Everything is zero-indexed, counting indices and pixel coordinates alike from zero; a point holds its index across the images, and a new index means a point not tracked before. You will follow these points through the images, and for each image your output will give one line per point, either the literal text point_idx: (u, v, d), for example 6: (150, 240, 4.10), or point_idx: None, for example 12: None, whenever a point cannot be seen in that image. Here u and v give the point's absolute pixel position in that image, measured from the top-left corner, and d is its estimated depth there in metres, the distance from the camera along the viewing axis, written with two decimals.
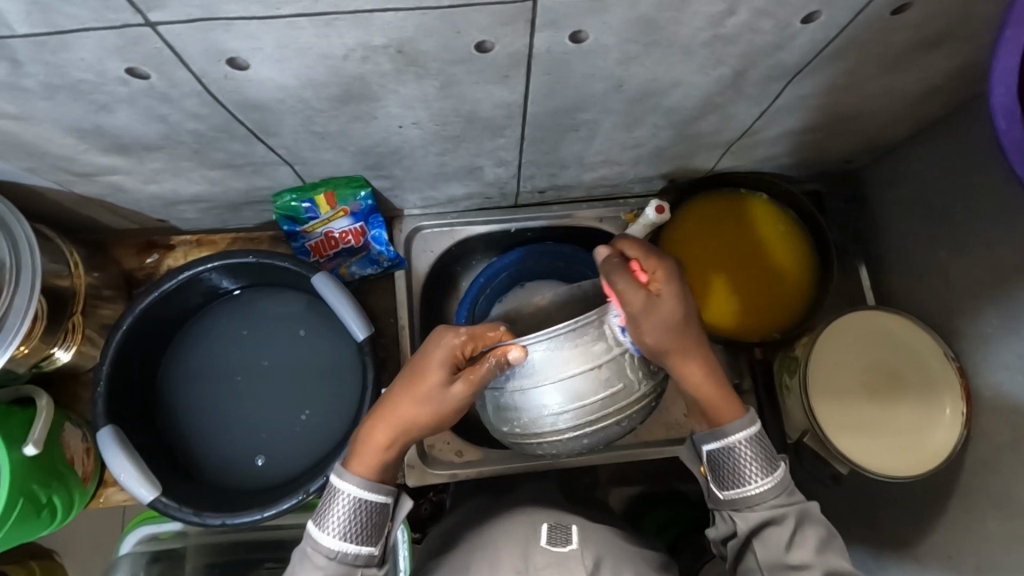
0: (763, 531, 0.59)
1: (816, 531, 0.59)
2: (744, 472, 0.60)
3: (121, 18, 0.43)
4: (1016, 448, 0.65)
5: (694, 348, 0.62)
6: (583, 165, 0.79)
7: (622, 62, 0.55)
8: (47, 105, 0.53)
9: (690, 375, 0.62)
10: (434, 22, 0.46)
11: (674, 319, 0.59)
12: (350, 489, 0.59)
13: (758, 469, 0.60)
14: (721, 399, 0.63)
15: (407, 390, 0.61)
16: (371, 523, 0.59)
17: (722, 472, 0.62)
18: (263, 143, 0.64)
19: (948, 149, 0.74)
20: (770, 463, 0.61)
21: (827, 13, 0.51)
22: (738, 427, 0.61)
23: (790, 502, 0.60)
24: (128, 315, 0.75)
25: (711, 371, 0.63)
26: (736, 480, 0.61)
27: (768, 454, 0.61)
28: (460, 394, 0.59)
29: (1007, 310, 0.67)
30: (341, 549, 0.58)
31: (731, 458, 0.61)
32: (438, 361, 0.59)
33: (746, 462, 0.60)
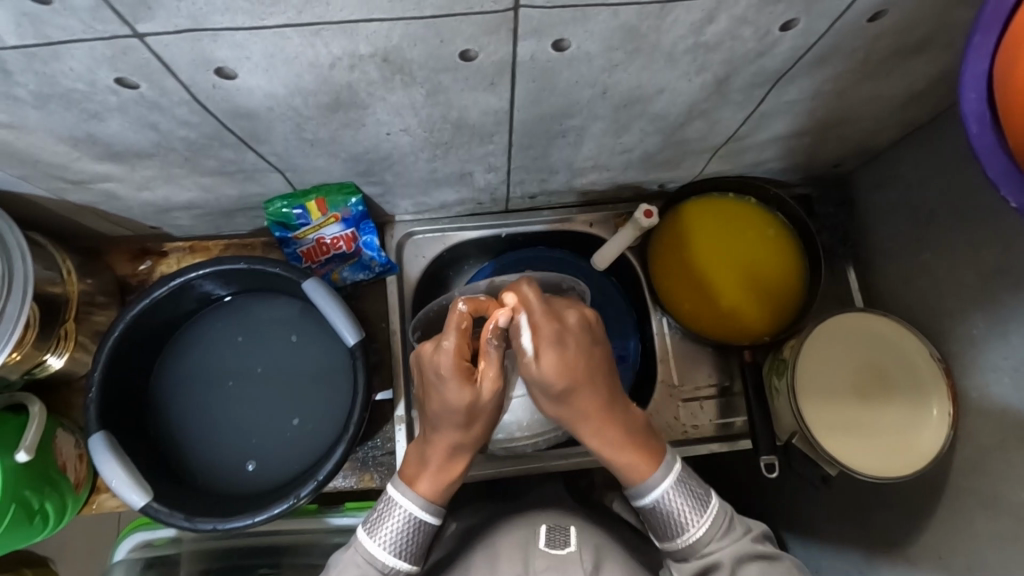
0: None
1: (757, 568, 0.60)
2: (674, 524, 0.62)
3: (111, 29, 0.44)
4: (1002, 450, 0.66)
5: (588, 411, 0.62)
6: (572, 171, 0.79)
7: (607, 69, 0.56)
8: (39, 114, 0.54)
9: (592, 441, 0.63)
10: (419, 31, 0.47)
11: (558, 383, 0.60)
12: (409, 508, 0.62)
13: (692, 516, 0.61)
14: (624, 467, 0.62)
15: (442, 417, 0.62)
16: (421, 542, 0.63)
17: (656, 523, 0.63)
18: (253, 151, 0.65)
19: (933, 152, 0.74)
20: (701, 508, 0.62)
21: (806, 21, 0.52)
22: (650, 488, 0.62)
23: (727, 544, 0.61)
24: (120, 322, 0.75)
25: (608, 432, 0.62)
26: (670, 531, 0.62)
27: (698, 494, 0.62)
28: (490, 389, 0.61)
29: (993, 313, 0.68)
30: (393, 565, 0.62)
31: (662, 510, 0.62)
32: (454, 380, 0.60)
33: (676, 511, 0.62)
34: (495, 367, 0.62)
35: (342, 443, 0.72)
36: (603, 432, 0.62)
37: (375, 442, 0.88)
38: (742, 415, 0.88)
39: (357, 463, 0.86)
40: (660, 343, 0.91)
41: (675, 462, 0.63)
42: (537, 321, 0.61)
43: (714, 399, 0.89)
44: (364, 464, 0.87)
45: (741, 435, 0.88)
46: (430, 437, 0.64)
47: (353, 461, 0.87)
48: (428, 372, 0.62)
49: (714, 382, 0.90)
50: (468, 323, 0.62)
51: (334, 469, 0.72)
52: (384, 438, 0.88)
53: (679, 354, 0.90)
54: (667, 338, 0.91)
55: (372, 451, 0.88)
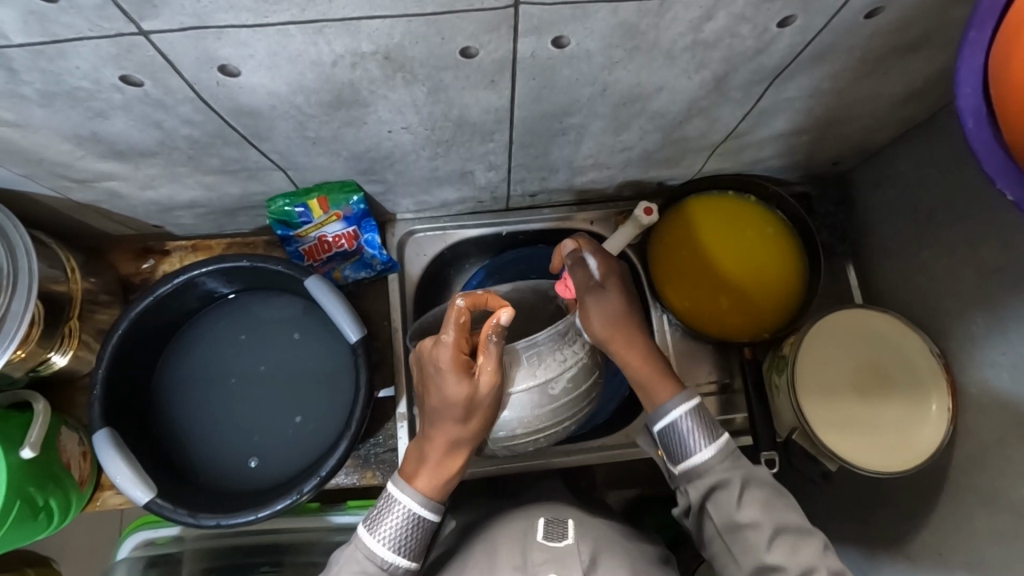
0: (713, 495, 0.63)
1: (763, 490, 0.63)
2: (688, 442, 0.65)
3: (116, 27, 0.44)
4: (1001, 444, 0.66)
5: (632, 333, 0.70)
6: (572, 169, 0.80)
7: (607, 66, 0.56)
8: (44, 112, 0.54)
9: (628, 362, 0.69)
10: (420, 29, 0.48)
11: (616, 307, 0.69)
12: (409, 504, 0.63)
13: (704, 436, 0.65)
14: (656, 385, 0.68)
15: (441, 411, 0.63)
16: (421, 539, 0.63)
17: (671, 447, 0.66)
18: (255, 149, 0.65)
19: (931, 149, 0.75)
20: (714, 431, 0.65)
21: (804, 18, 0.53)
22: (672, 407, 0.66)
23: (736, 467, 0.64)
24: (123, 319, 0.76)
25: (647, 359, 0.69)
26: (683, 451, 0.65)
27: (710, 419, 0.66)
28: (489, 381, 0.62)
29: (992, 308, 0.68)
30: (392, 561, 0.62)
31: (677, 431, 0.65)
32: (452, 374, 0.61)
33: (691, 432, 0.65)
34: (494, 362, 0.62)
35: (345, 439, 0.72)
36: (643, 357, 0.69)
37: (376, 440, 0.88)
38: (743, 412, 0.89)
39: (359, 460, 0.87)
40: (661, 341, 0.91)
41: (695, 394, 0.67)
42: (601, 256, 0.70)
43: (715, 396, 0.90)
44: (365, 462, 0.87)
45: (742, 431, 0.88)
46: (429, 432, 0.65)
47: (355, 459, 0.88)
48: (429, 368, 0.62)
49: (714, 378, 0.90)
50: (466, 318, 0.62)
51: (337, 466, 0.72)
52: (386, 436, 0.88)
53: (679, 352, 0.91)
54: (667, 336, 0.91)
55: (374, 448, 0.88)
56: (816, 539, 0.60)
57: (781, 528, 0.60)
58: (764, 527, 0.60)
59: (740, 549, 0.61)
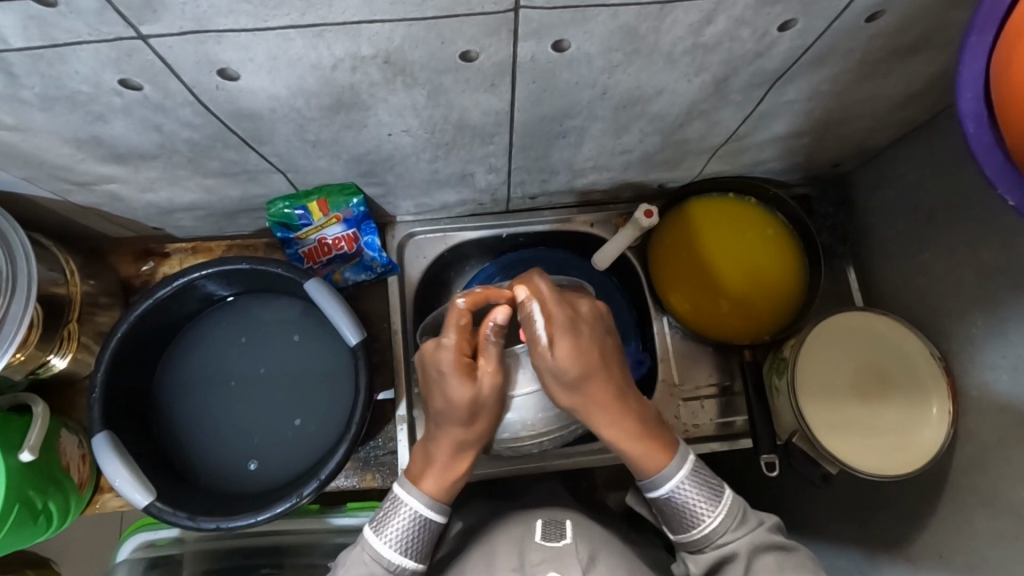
0: (718, 570, 0.61)
1: (770, 557, 0.60)
2: (689, 515, 0.62)
3: (116, 31, 0.44)
4: (1001, 447, 0.66)
5: (600, 399, 0.63)
6: (572, 171, 0.80)
7: (606, 70, 0.56)
8: (44, 116, 0.54)
9: (604, 431, 0.64)
10: (420, 34, 0.48)
11: (572, 375, 0.61)
12: (415, 506, 0.63)
13: (705, 507, 0.62)
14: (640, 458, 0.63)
15: (445, 414, 0.63)
16: (427, 542, 0.63)
17: (670, 517, 0.64)
18: (255, 152, 0.65)
19: (931, 152, 0.75)
20: (715, 498, 0.62)
21: (803, 21, 0.53)
22: (662, 481, 0.62)
23: (741, 533, 0.61)
24: (123, 321, 0.76)
25: (624, 423, 0.63)
26: (683, 526, 0.63)
27: (711, 487, 0.63)
28: (490, 381, 0.63)
29: (993, 311, 0.68)
30: (400, 563, 0.61)
31: (674, 503, 0.63)
32: (454, 376, 0.62)
33: (690, 503, 0.62)
34: (494, 362, 0.63)
35: (345, 442, 0.72)
36: (620, 423, 0.63)
37: (376, 442, 0.88)
38: (743, 415, 0.89)
39: (359, 463, 0.87)
40: (661, 343, 0.91)
41: (690, 454, 0.64)
42: (553, 313, 0.63)
43: (715, 398, 0.90)
44: (365, 464, 0.87)
45: (742, 434, 0.88)
46: (435, 434, 0.65)
47: (355, 461, 0.88)
48: (431, 371, 0.63)
49: (714, 381, 0.90)
50: (466, 319, 0.63)
51: (336, 469, 0.72)
52: (386, 438, 0.88)
53: (679, 354, 0.91)
54: (667, 338, 0.91)
55: (374, 450, 0.88)
56: None
57: None
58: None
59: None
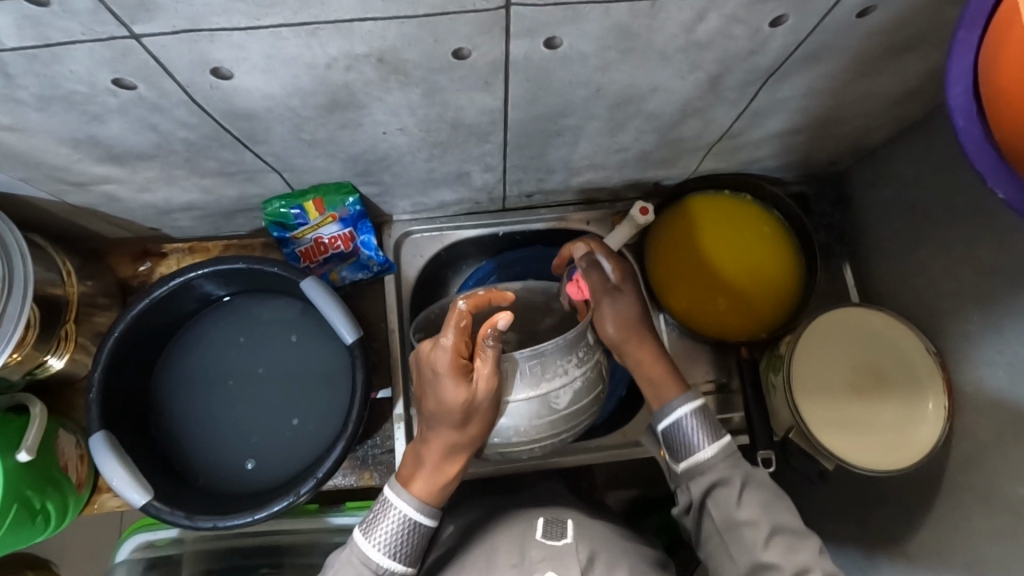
0: (712, 493, 0.63)
1: (760, 492, 0.63)
2: (691, 443, 0.65)
3: (109, 31, 0.44)
4: (998, 443, 0.66)
5: (642, 335, 0.72)
6: (568, 169, 0.80)
7: (601, 68, 0.56)
8: (40, 116, 0.55)
9: (638, 359, 0.71)
10: (414, 32, 0.48)
11: (628, 306, 0.72)
12: (403, 509, 0.63)
13: (706, 437, 0.65)
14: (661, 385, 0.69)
15: (438, 415, 0.64)
16: (416, 544, 0.64)
17: (674, 447, 0.66)
18: (251, 151, 0.65)
19: (927, 148, 0.75)
20: (716, 431, 0.66)
21: (796, 19, 0.53)
22: (676, 405, 0.66)
23: (737, 466, 0.64)
24: (120, 321, 0.76)
25: (657, 357, 0.71)
26: (686, 450, 0.65)
27: (712, 422, 0.66)
28: (486, 385, 0.62)
29: (989, 307, 0.68)
30: (387, 566, 0.62)
31: (680, 428, 0.66)
32: (450, 378, 0.61)
33: (693, 431, 0.65)
34: (490, 366, 0.61)
35: (341, 441, 0.73)
36: (654, 356, 0.71)
37: (374, 441, 0.88)
38: (741, 412, 0.89)
39: (357, 462, 0.87)
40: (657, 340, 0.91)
41: (699, 394, 0.68)
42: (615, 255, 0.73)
43: (713, 395, 0.90)
44: (363, 463, 0.87)
45: (739, 431, 0.88)
46: (427, 435, 0.66)
47: (353, 460, 0.88)
48: (428, 371, 0.63)
49: (711, 378, 0.90)
50: (467, 321, 0.62)
51: (333, 467, 0.72)
52: (384, 437, 0.88)
53: (676, 351, 0.91)
54: (664, 335, 0.91)
55: (372, 449, 0.88)
56: (812, 538, 0.61)
57: (775, 527, 0.61)
58: (761, 526, 0.61)
59: (737, 549, 0.61)
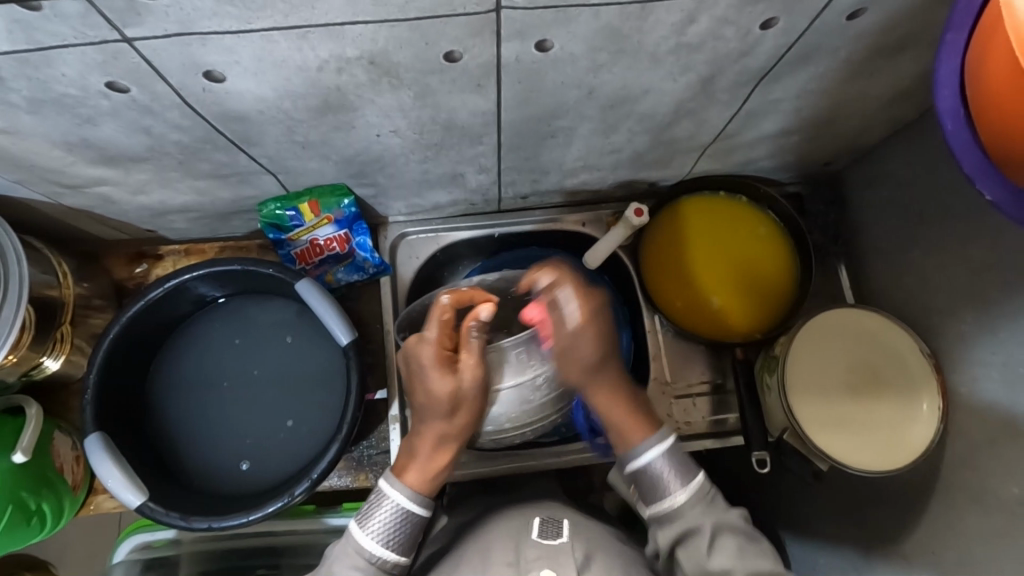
0: (684, 541, 0.61)
1: (735, 536, 0.60)
2: (661, 484, 0.63)
3: (101, 34, 0.44)
4: (991, 444, 0.66)
5: (606, 380, 0.67)
6: (562, 171, 0.80)
7: (592, 70, 0.56)
8: (32, 119, 0.55)
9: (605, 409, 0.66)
10: (404, 34, 0.48)
11: (591, 355, 0.65)
12: (397, 499, 0.63)
13: (677, 480, 0.62)
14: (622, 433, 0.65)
15: (428, 407, 0.65)
16: (412, 535, 0.63)
17: (643, 487, 0.64)
18: (245, 153, 0.65)
19: (920, 149, 0.75)
20: (689, 471, 0.63)
21: (787, 20, 0.53)
22: (647, 449, 0.63)
23: (709, 511, 0.62)
24: (115, 324, 0.76)
25: (621, 402, 0.67)
26: (656, 493, 0.63)
27: (685, 465, 0.63)
28: (472, 374, 0.63)
29: (982, 307, 0.68)
30: (381, 555, 0.61)
31: (649, 471, 0.63)
32: (435, 368, 0.63)
33: (663, 476, 0.63)
34: (475, 355, 0.63)
35: (336, 443, 0.73)
36: (620, 402, 0.66)
37: (370, 442, 0.89)
38: (736, 413, 0.89)
39: (352, 462, 0.87)
40: (654, 340, 0.91)
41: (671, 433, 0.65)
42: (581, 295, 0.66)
43: (707, 396, 0.90)
44: (359, 464, 0.87)
45: (735, 432, 0.89)
46: (420, 428, 0.66)
47: (349, 461, 0.88)
48: (414, 363, 0.65)
49: (706, 379, 0.90)
50: (450, 315, 0.66)
51: (328, 468, 0.73)
52: (379, 438, 0.88)
53: (672, 352, 0.91)
54: (660, 336, 0.91)
55: (367, 450, 0.88)
56: None
57: None
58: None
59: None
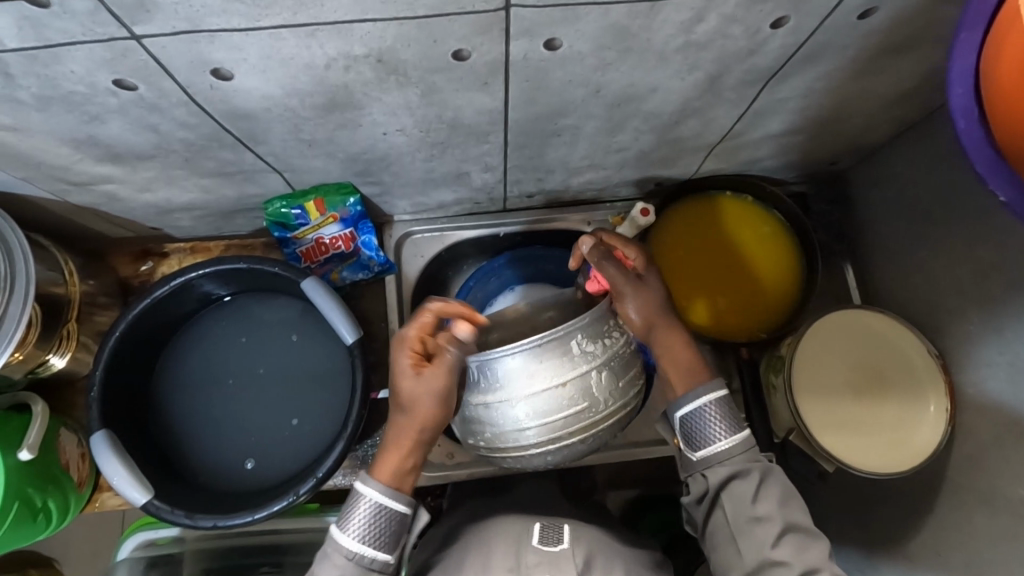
0: (728, 486, 0.62)
1: (778, 486, 0.62)
2: (710, 430, 0.63)
3: (110, 31, 0.45)
4: (998, 446, 0.66)
5: (670, 322, 0.68)
6: (567, 170, 0.80)
7: (599, 68, 0.56)
8: (40, 116, 0.55)
9: (671, 351, 0.67)
10: (412, 32, 0.48)
11: (659, 294, 0.67)
12: (372, 495, 0.62)
13: (726, 428, 0.63)
14: (679, 372, 0.67)
15: (398, 399, 0.65)
16: (393, 531, 0.62)
17: (690, 431, 0.64)
18: (252, 151, 0.65)
19: (927, 148, 0.75)
20: (735, 421, 0.64)
21: (796, 18, 0.53)
22: (700, 392, 0.64)
23: (754, 458, 0.63)
24: (121, 321, 0.76)
25: (685, 344, 0.68)
26: (705, 438, 0.63)
27: (734, 415, 0.64)
28: (434, 385, 0.63)
29: (989, 307, 0.68)
30: (359, 552, 0.61)
31: (701, 417, 0.64)
32: (404, 367, 0.63)
33: (715, 420, 0.63)
34: (444, 367, 0.62)
35: (341, 441, 0.73)
36: (684, 344, 0.68)
37: (374, 441, 0.88)
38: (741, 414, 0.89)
39: (357, 461, 0.87)
40: None
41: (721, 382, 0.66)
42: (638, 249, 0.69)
43: None
44: (363, 462, 0.87)
45: None
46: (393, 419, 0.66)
47: (353, 460, 0.88)
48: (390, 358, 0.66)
49: None
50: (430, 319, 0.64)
51: (334, 466, 0.73)
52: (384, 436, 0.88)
53: None
54: None
55: (372, 449, 0.88)
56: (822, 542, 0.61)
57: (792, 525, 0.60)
58: (775, 522, 0.60)
59: (747, 544, 0.60)
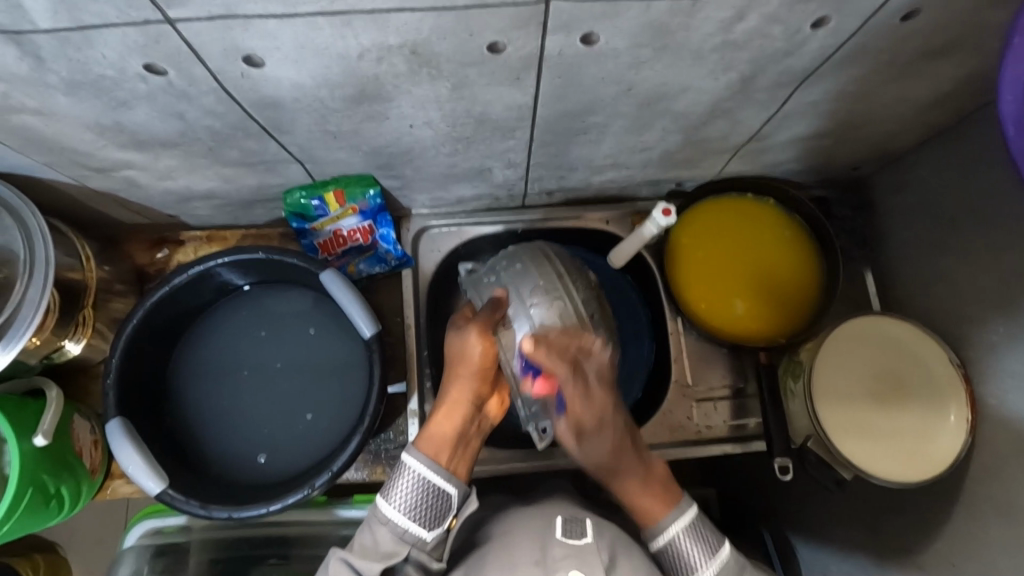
0: None
1: None
2: (684, 563, 0.64)
3: (143, 15, 0.44)
4: (1020, 455, 0.65)
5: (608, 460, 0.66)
6: (591, 168, 0.79)
7: (634, 65, 0.56)
8: (67, 100, 0.54)
9: (627, 492, 0.67)
10: (448, 24, 0.47)
11: (601, 451, 0.65)
12: (415, 466, 0.64)
13: (702, 556, 0.64)
14: (648, 507, 0.66)
15: (448, 369, 0.71)
16: (435, 509, 0.63)
17: (665, 561, 0.65)
18: (275, 141, 0.65)
19: (955, 155, 0.74)
20: (714, 544, 0.64)
21: (836, 19, 0.52)
22: (665, 526, 0.65)
23: None
24: (138, 308, 0.76)
25: (636, 485, 0.67)
26: (680, 568, 0.64)
27: (709, 537, 0.65)
28: (474, 337, 0.69)
29: (1012, 317, 0.67)
30: (394, 519, 0.62)
31: (674, 548, 0.65)
32: (450, 333, 0.72)
33: (686, 552, 0.64)
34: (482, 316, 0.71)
35: (357, 435, 0.72)
36: (633, 484, 0.67)
37: (387, 436, 0.87)
38: (755, 417, 0.88)
39: (369, 456, 0.86)
40: (676, 342, 0.91)
41: (693, 505, 0.66)
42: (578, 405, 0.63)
43: (728, 400, 0.89)
44: (375, 457, 0.86)
45: (755, 436, 0.87)
46: (440, 401, 0.69)
47: (365, 454, 0.87)
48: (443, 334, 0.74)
49: (727, 383, 0.89)
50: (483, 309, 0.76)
51: (349, 461, 0.72)
52: (397, 432, 0.87)
53: (694, 354, 0.90)
54: (683, 338, 0.90)
55: (384, 443, 0.87)
56: None
57: None
58: None
59: None
